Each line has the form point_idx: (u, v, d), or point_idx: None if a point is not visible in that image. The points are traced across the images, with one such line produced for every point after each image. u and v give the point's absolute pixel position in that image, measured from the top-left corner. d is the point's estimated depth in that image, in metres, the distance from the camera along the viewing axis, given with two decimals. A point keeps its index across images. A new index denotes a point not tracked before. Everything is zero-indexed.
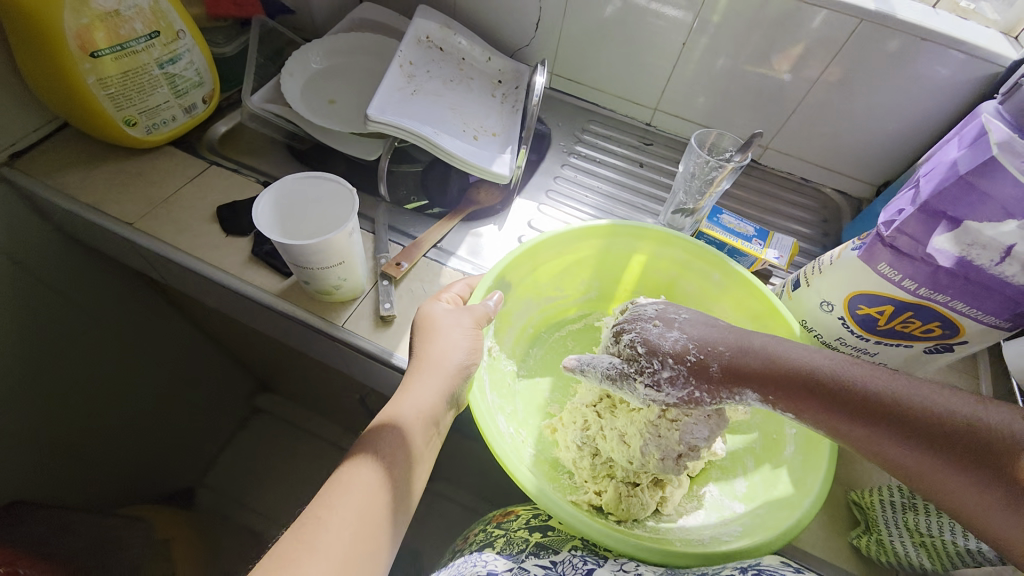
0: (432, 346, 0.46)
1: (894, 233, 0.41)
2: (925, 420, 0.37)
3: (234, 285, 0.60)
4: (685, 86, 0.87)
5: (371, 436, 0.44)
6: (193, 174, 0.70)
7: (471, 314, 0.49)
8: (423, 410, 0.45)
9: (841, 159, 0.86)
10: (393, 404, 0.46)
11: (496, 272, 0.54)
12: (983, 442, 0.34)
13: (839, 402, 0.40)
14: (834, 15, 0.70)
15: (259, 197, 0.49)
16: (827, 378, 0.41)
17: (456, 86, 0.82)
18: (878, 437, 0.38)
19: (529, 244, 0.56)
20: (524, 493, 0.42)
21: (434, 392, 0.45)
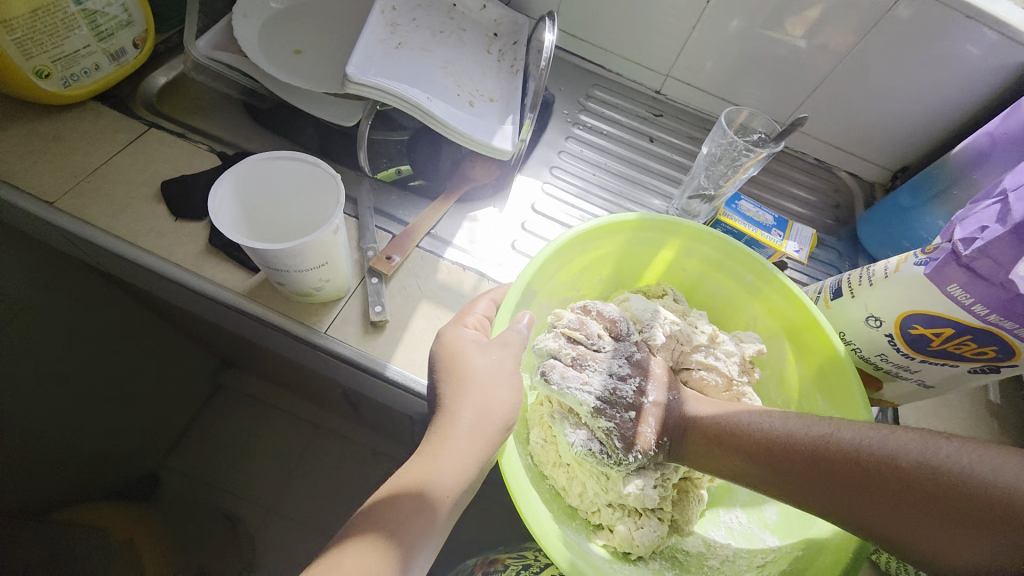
0: (470, 398, 0.39)
1: (974, 253, 0.36)
2: (837, 456, 0.37)
3: (190, 282, 0.50)
4: (698, 51, 0.78)
5: (384, 507, 0.36)
6: (128, 140, 0.57)
7: (514, 355, 0.43)
8: (457, 481, 0.37)
9: (859, 141, 0.81)
10: (419, 465, 0.37)
11: (524, 283, 0.47)
12: (910, 466, 0.34)
13: (759, 454, 0.40)
14: None
15: (218, 180, 0.38)
16: (746, 430, 0.42)
17: (447, 39, 0.70)
18: (804, 480, 0.38)
19: (556, 244, 0.48)
20: (557, 569, 0.38)
21: (473, 460, 0.38)
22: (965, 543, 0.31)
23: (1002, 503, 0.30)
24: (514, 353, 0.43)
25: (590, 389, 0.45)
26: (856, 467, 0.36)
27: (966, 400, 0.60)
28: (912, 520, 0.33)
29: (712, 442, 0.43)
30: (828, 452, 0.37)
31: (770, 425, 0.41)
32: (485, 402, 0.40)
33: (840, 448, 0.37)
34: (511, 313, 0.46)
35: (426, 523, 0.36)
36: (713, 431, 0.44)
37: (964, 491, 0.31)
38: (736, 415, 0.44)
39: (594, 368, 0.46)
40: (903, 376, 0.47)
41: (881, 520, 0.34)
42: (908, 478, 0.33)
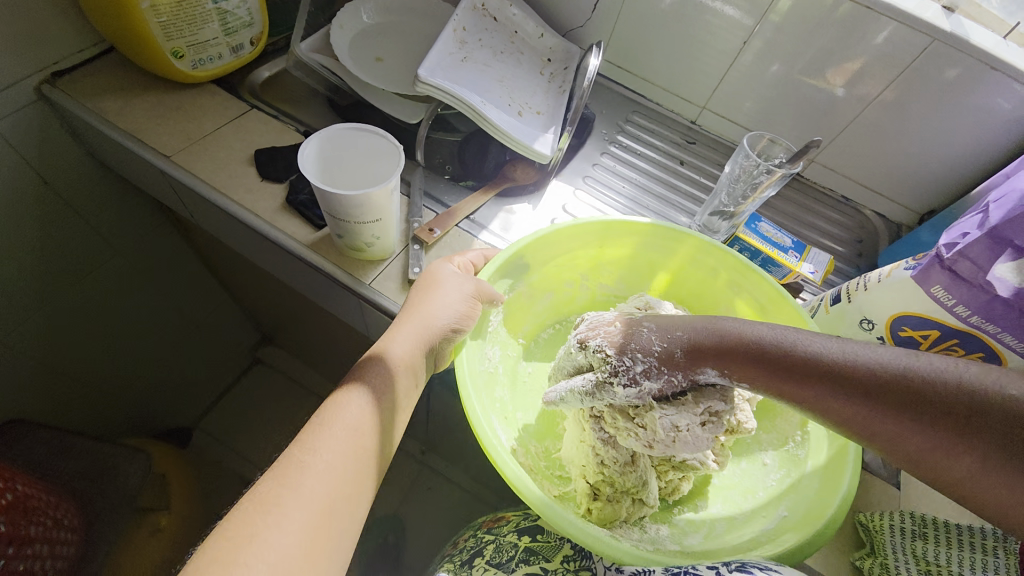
0: (424, 301, 0.47)
1: (955, 256, 0.40)
2: (886, 383, 0.35)
3: (265, 230, 0.60)
4: (734, 87, 0.84)
5: (357, 372, 0.44)
6: (233, 115, 0.69)
7: (475, 285, 0.49)
8: (408, 356, 0.45)
9: (887, 183, 0.83)
10: (380, 345, 0.45)
11: (515, 249, 0.54)
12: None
13: (794, 371, 0.39)
14: (900, 32, 0.67)
15: (306, 141, 0.48)
16: (782, 350, 0.39)
17: (506, 59, 0.80)
18: (841, 402, 0.37)
19: (555, 228, 0.55)
20: (527, 503, 0.42)
21: (419, 345, 0.46)
22: None
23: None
24: (482, 289, 0.50)
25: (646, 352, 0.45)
26: (903, 398, 0.34)
27: None
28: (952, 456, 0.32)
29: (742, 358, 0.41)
30: (873, 381, 0.36)
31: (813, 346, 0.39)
32: (436, 306, 0.47)
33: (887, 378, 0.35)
34: (497, 270, 0.53)
35: (410, 370, 0.45)
36: (746, 348, 0.41)
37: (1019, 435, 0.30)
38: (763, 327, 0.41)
39: (603, 321, 0.51)
40: None
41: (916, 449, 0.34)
42: (973, 420, 0.31)
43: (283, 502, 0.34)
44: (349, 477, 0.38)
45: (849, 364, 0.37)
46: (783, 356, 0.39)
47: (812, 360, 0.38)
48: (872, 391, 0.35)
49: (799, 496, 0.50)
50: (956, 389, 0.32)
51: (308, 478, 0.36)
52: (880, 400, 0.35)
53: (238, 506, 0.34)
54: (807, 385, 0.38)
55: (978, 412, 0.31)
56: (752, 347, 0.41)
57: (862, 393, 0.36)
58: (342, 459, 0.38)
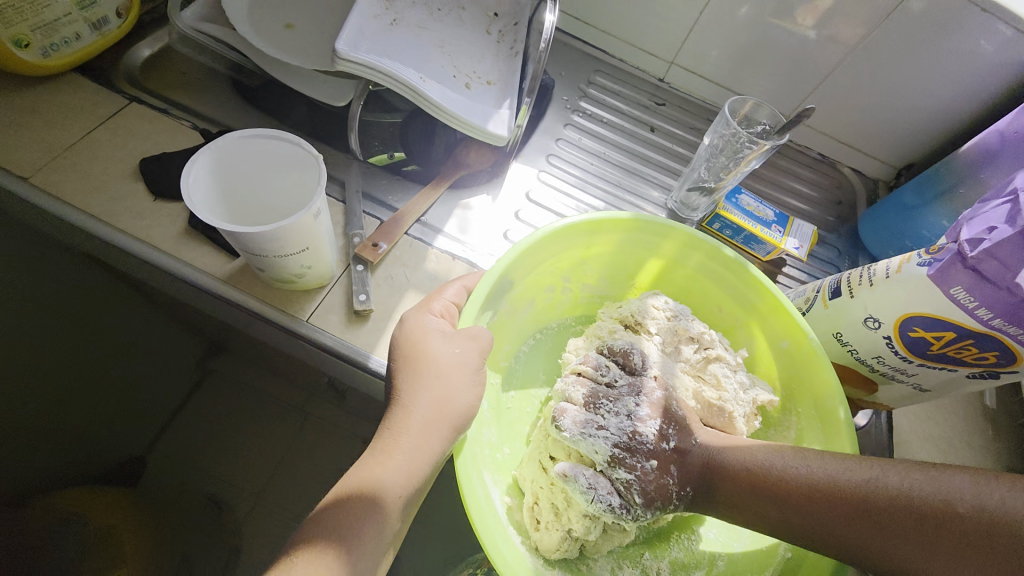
0: (427, 396, 0.37)
1: (980, 255, 0.35)
2: (842, 492, 0.37)
3: (167, 266, 0.48)
4: (702, 37, 0.75)
5: (341, 507, 0.34)
6: (107, 113, 0.55)
7: (480, 354, 0.40)
8: (408, 477, 0.36)
9: (865, 137, 0.78)
10: (372, 464, 0.36)
11: (497, 272, 0.44)
12: (972, 520, 0.31)
13: (817, 514, 0.37)
14: None
15: (190, 160, 0.36)
16: (802, 483, 0.38)
17: (444, 18, 0.67)
18: (871, 540, 0.35)
19: (533, 239, 0.46)
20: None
21: (426, 459, 0.36)
22: None
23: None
24: (481, 345, 0.41)
25: (607, 435, 0.43)
26: (931, 517, 0.33)
27: (957, 403, 0.60)
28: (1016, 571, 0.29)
29: (770, 503, 0.40)
30: (892, 504, 0.35)
31: (822, 476, 0.38)
32: (440, 395, 0.38)
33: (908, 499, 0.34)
34: (481, 304, 0.43)
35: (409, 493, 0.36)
36: (767, 483, 0.40)
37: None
38: (758, 458, 0.42)
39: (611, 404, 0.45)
40: (899, 380, 0.46)
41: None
42: (926, 522, 0.33)
43: None
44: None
45: (803, 478, 0.39)
46: (751, 478, 0.41)
47: (768, 476, 0.40)
48: (827, 503, 0.37)
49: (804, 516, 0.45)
50: (900, 490, 0.35)
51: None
52: (838, 512, 0.36)
53: None
54: (772, 504, 0.39)
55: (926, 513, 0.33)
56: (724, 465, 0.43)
57: (820, 506, 0.37)
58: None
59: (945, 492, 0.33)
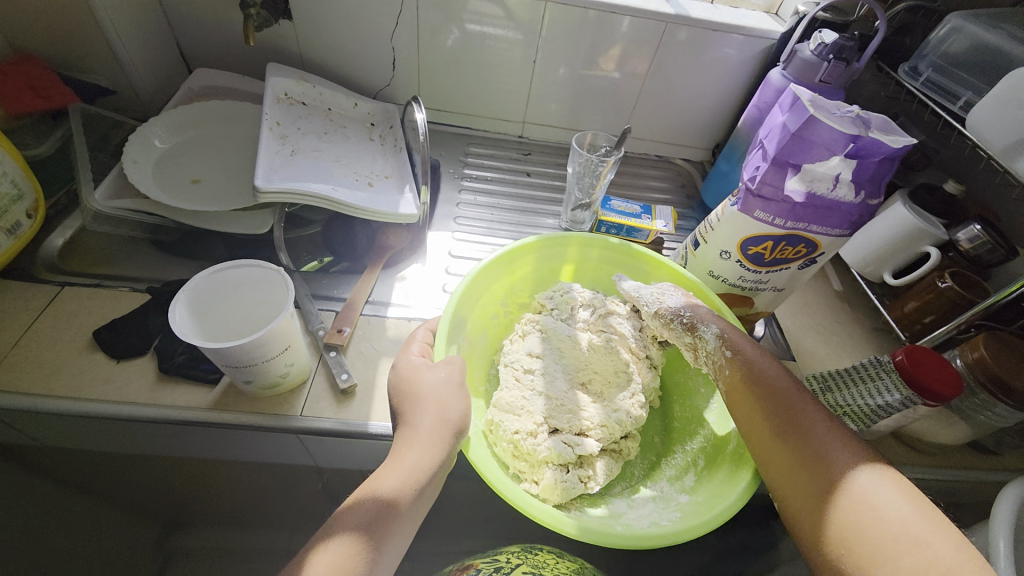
0: (423, 410, 0.44)
1: (759, 185, 0.52)
2: (788, 411, 0.46)
3: (150, 414, 0.51)
4: (539, 96, 0.95)
5: (354, 502, 0.41)
6: (43, 304, 0.58)
7: (454, 367, 0.48)
8: (420, 473, 0.42)
9: (681, 134, 1.02)
10: (386, 471, 0.42)
11: (451, 311, 0.53)
12: (844, 478, 0.41)
13: (752, 387, 0.48)
14: (637, 20, 0.84)
15: (171, 304, 0.43)
16: (760, 375, 0.48)
17: (333, 138, 0.79)
18: (759, 415, 0.47)
19: (468, 277, 0.55)
20: (570, 538, 0.40)
21: (433, 460, 0.43)
22: (816, 512, 0.41)
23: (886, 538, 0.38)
24: (460, 366, 0.48)
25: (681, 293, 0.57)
26: (811, 444, 0.44)
27: (817, 296, 0.78)
28: (816, 495, 0.42)
29: (731, 376, 0.50)
30: (801, 420, 0.45)
31: (788, 394, 0.47)
32: (440, 410, 0.45)
33: (812, 430, 0.44)
34: (446, 338, 0.51)
35: (419, 495, 0.42)
36: (741, 366, 0.49)
37: (871, 517, 0.39)
38: (759, 359, 0.50)
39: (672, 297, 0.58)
40: (763, 288, 0.62)
41: (789, 474, 0.44)
42: (819, 461, 0.43)
43: None
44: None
45: (777, 387, 0.47)
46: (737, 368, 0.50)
47: (754, 372, 0.49)
48: (774, 405, 0.46)
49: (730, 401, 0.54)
50: (824, 437, 0.44)
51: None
52: (775, 412, 0.46)
53: None
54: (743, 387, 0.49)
55: (822, 453, 0.43)
56: (736, 346, 0.51)
57: (768, 403, 0.47)
58: None
59: (849, 457, 0.42)
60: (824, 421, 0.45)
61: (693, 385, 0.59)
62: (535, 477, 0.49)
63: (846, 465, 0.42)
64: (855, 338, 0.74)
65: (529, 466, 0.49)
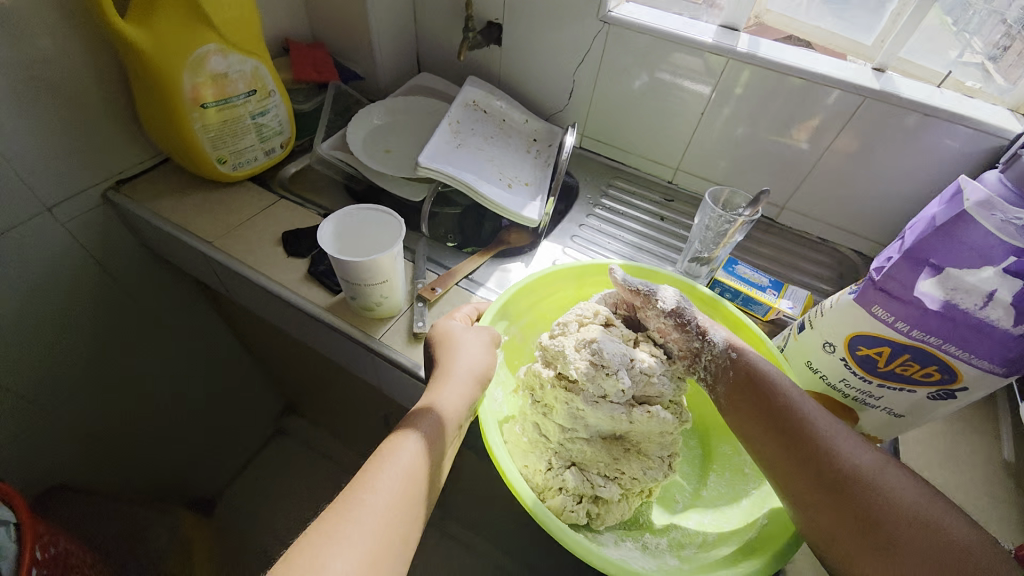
0: (458, 356, 0.50)
1: (884, 278, 0.45)
2: (805, 426, 0.46)
3: (289, 298, 0.68)
4: (704, 149, 0.94)
5: (408, 422, 0.46)
6: (266, 204, 0.81)
7: (489, 333, 0.54)
8: (455, 409, 0.47)
9: (856, 222, 0.89)
10: (426, 399, 0.47)
11: (501, 302, 0.58)
12: (871, 491, 0.42)
13: (757, 407, 0.49)
14: (846, 94, 0.77)
15: (324, 220, 0.58)
16: (770, 388, 0.49)
17: (496, 142, 0.92)
18: (766, 436, 0.48)
19: (530, 277, 0.59)
20: (523, 506, 0.45)
21: (465, 400, 0.48)
22: (848, 530, 0.41)
23: (898, 547, 0.39)
24: (492, 334, 0.54)
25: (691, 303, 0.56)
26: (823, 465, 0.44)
27: (975, 456, 0.61)
28: (846, 511, 0.42)
29: (738, 388, 0.51)
30: (809, 437, 0.46)
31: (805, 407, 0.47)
32: (471, 362, 0.50)
33: (826, 441, 0.45)
34: (494, 319, 0.57)
35: (455, 424, 0.47)
36: (748, 377, 0.50)
37: (899, 526, 0.40)
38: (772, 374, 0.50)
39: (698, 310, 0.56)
40: (873, 405, 0.52)
41: (813, 493, 0.44)
42: (847, 476, 0.43)
43: (349, 534, 0.37)
44: (403, 517, 0.40)
45: (793, 403, 0.48)
46: (752, 382, 0.50)
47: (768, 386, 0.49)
48: (792, 423, 0.47)
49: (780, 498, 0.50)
50: (847, 451, 0.44)
51: (362, 522, 0.38)
52: (793, 429, 0.46)
53: (309, 536, 0.37)
54: (759, 402, 0.49)
55: (847, 469, 0.43)
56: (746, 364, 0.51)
57: (788, 420, 0.47)
58: (393, 509, 0.40)
59: (872, 468, 0.43)
60: (841, 437, 0.45)
61: (738, 464, 0.58)
62: (547, 495, 0.53)
63: (871, 479, 0.42)
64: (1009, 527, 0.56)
65: (546, 486, 0.53)
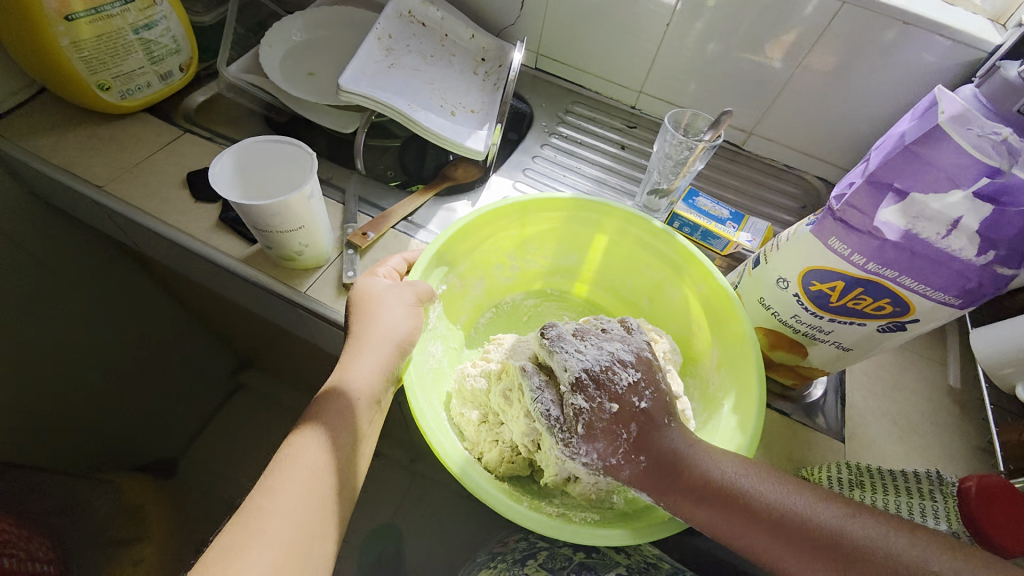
0: (374, 321, 0.46)
1: (843, 207, 0.41)
2: (750, 500, 0.40)
3: (200, 250, 0.61)
4: (670, 68, 0.85)
5: (317, 406, 0.43)
6: (168, 141, 0.70)
7: (412, 291, 0.48)
8: (369, 384, 0.44)
9: (823, 147, 0.85)
10: (337, 377, 0.44)
11: (435, 248, 0.52)
12: (844, 546, 0.37)
13: (734, 514, 0.40)
14: None
15: (217, 155, 0.49)
16: (694, 469, 0.42)
17: (436, 62, 0.81)
18: (759, 536, 0.40)
19: (465, 217, 0.53)
20: (449, 473, 0.41)
21: (380, 372, 0.45)
22: None
23: None
24: (420, 292, 0.49)
25: (581, 358, 0.47)
26: (818, 538, 0.38)
27: (917, 381, 0.61)
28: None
29: (658, 484, 0.43)
30: (784, 518, 0.39)
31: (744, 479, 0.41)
32: (385, 326, 0.46)
33: (776, 505, 0.40)
34: (426, 268, 0.51)
35: (368, 410, 0.44)
36: (658, 467, 0.43)
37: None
38: (687, 448, 0.44)
39: (615, 382, 0.46)
40: (822, 340, 0.50)
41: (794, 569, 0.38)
42: (816, 538, 0.38)
43: (249, 542, 0.36)
44: (315, 513, 0.39)
45: (722, 481, 0.42)
46: (673, 470, 0.43)
47: (690, 472, 0.42)
48: (738, 506, 0.40)
49: (721, 438, 0.48)
50: (799, 513, 0.39)
51: (266, 527, 0.36)
52: (743, 513, 0.40)
53: (204, 559, 0.35)
54: (691, 496, 0.42)
55: (808, 532, 0.38)
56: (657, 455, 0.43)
57: (733, 504, 0.41)
58: (298, 506, 0.38)
59: (831, 522, 0.38)
60: (786, 497, 0.40)
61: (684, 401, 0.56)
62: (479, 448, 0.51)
63: (833, 532, 0.38)
64: (943, 447, 0.57)
65: (479, 442, 0.51)
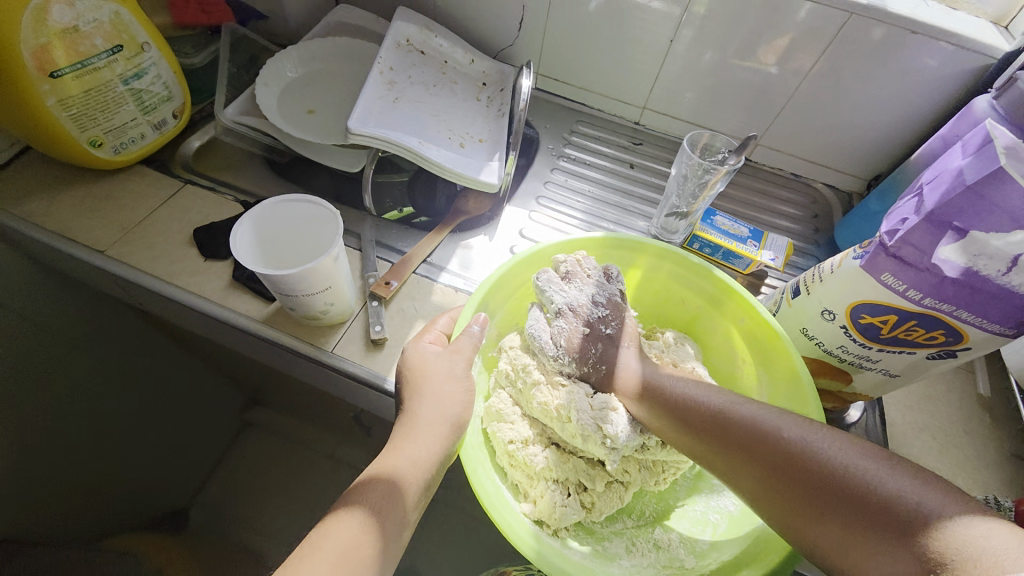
0: (423, 401, 0.46)
1: (897, 243, 0.41)
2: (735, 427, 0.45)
3: (215, 312, 0.58)
4: (672, 83, 0.85)
5: (361, 488, 0.42)
6: (168, 194, 0.67)
7: (462, 357, 0.49)
8: (416, 465, 0.44)
9: (829, 154, 0.85)
10: (387, 458, 0.44)
11: (480, 295, 0.53)
12: (819, 471, 0.39)
13: (720, 441, 0.45)
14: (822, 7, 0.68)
15: (236, 224, 0.47)
16: (686, 403, 0.49)
17: (439, 91, 0.79)
18: (742, 461, 0.43)
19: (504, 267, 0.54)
20: (524, 558, 0.42)
21: (432, 453, 0.45)
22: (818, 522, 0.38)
23: (885, 507, 0.35)
24: (466, 358, 0.49)
25: (572, 293, 0.54)
26: (796, 462, 0.40)
27: (950, 393, 0.61)
28: (804, 500, 0.39)
29: (653, 413, 0.50)
30: (767, 442, 0.42)
31: (731, 408, 0.46)
32: (437, 406, 0.46)
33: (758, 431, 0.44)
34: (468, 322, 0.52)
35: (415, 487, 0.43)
36: (652, 398, 0.51)
37: (859, 500, 0.36)
38: (684, 385, 0.50)
39: (588, 313, 0.55)
40: (869, 368, 0.49)
41: (769, 490, 0.41)
42: (792, 463, 0.41)
43: None
44: None
45: (712, 410, 0.47)
46: (665, 399, 0.50)
47: (681, 402, 0.49)
48: (721, 433, 0.46)
49: None
50: (780, 438, 0.42)
51: None
52: (726, 439, 0.45)
53: None
54: (678, 423, 0.48)
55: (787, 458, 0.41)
56: (652, 388, 0.51)
57: (717, 431, 0.46)
58: None
59: (811, 447, 0.40)
60: (772, 424, 0.44)
61: None
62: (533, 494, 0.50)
63: (811, 458, 0.40)
64: (983, 459, 0.57)
65: (526, 485, 0.51)
